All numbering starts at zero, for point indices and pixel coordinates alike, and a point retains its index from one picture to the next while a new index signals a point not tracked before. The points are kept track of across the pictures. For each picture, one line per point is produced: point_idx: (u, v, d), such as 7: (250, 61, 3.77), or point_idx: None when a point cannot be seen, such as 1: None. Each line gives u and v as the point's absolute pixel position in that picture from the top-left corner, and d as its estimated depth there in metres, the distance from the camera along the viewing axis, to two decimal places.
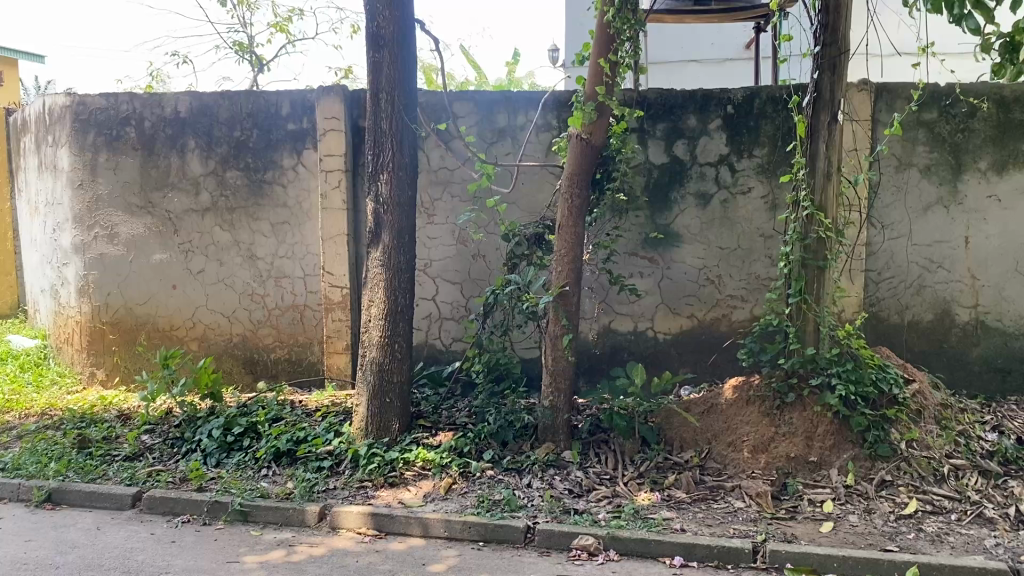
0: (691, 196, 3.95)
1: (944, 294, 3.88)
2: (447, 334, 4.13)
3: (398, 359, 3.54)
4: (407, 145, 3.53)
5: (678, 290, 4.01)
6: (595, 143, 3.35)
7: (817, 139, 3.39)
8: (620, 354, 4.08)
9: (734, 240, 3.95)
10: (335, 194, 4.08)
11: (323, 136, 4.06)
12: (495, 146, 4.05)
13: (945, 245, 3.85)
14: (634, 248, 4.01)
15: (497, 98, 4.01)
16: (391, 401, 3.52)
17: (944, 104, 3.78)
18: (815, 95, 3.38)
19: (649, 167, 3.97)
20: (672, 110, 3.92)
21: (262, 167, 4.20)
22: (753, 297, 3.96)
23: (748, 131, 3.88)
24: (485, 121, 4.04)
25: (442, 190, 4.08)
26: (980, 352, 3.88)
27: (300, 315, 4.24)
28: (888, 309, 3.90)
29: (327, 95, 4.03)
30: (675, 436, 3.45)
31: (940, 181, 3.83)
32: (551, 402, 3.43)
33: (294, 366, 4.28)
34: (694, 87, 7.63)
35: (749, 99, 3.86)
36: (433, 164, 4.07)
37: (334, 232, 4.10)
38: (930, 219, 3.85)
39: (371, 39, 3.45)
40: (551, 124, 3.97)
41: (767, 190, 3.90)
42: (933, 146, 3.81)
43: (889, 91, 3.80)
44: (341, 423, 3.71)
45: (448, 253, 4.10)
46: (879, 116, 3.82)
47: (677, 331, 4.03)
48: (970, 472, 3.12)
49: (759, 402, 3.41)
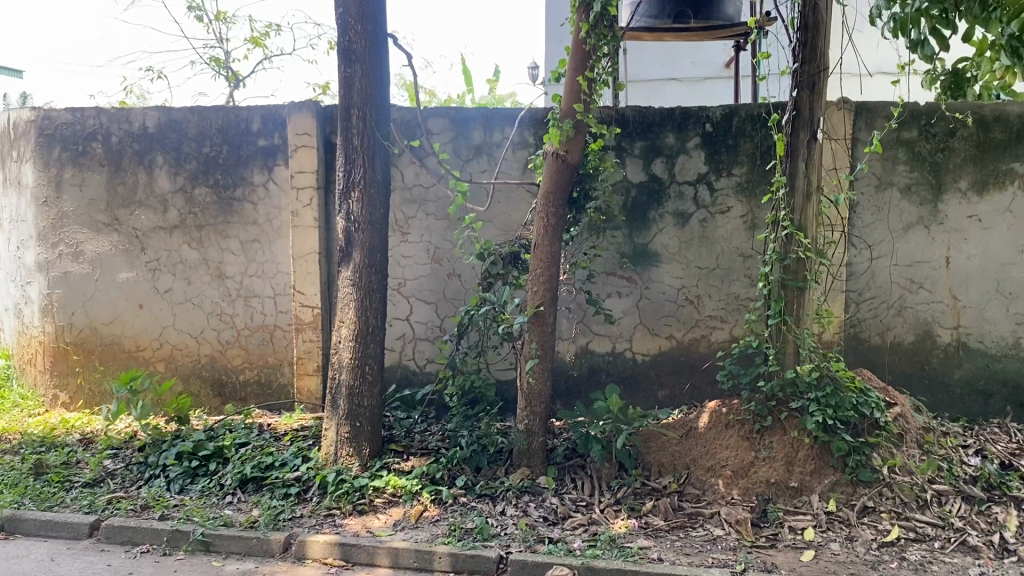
0: (670, 215, 3.89)
1: (925, 315, 3.82)
2: (421, 355, 4.03)
3: (369, 382, 3.44)
4: (380, 162, 3.45)
5: (657, 311, 3.94)
6: (572, 161, 3.28)
7: (796, 157, 3.34)
8: (598, 375, 3.99)
9: (713, 260, 3.89)
10: (306, 212, 3.99)
11: (295, 153, 3.97)
12: (471, 163, 3.97)
13: (926, 265, 3.81)
14: (612, 267, 3.94)
15: (474, 115, 3.94)
16: (362, 425, 3.42)
17: (924, 123, 3.74)
18: (794, 113, 3.34)
19: (627, 186, 3.91)
20: (651, 128, 3.86)
21: (232, 184, 4.11)
22: (733, 317, 3.90)
23: (727, 150, 3.83)
24: (461, 137, 3.96)
25: (417, 208, 4.00)
26: (962, 374, 3.83)
27: (270, 335, 4.13)
28: (868, 330, 3.85)
29: (299, 110, 3.94)
30: (653, 461, 3.36)
31: (920, 201, 3.79)
32: (525, 426, 3.34)
33: (264, 388, 4.17)
34: (673, 104, 7.61)
35: (728, 117, 3.81)
36: (408, 182, 3.98)
37: (305, 251, 4.00)
38: (911, 238, 3.80)
39: (343, 53, 3.38)
40: (528, 141, 3.91)
41: (746, 209, 3.85)
42: (912, 166, 3.77)
43: (869, 110, 3.77)
44: (310, 448, 3.60)
45: (423, 272, 4.01)
46: (858, 135, 3.77)
47: (656, 352, 3.95)
48: (953, 498, 3.05)
49: (738, 426, 3.32)
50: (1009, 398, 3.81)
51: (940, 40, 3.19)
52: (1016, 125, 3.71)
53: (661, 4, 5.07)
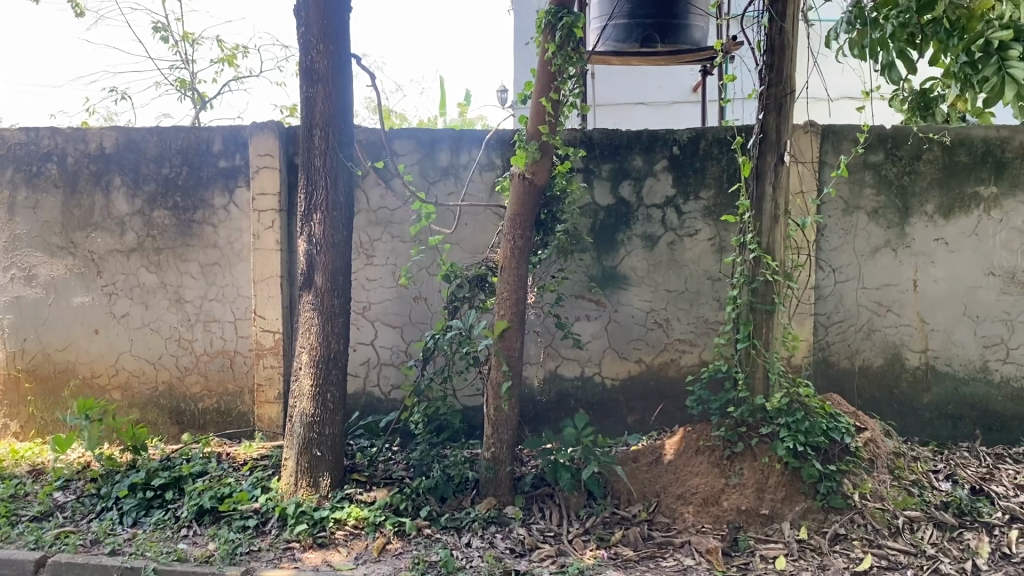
0: (638, 238, 3.85)
1: (894, 338, 3.81)
2: (386, 381, 3.94)
3: (331, 409, 3.35)
4: (342, 184, 3.38)
5: (625, 334, 3.88)
6: (539, 184, 3.23)
7: (764, 180, 3.32)
8: (567, 400, 3.92)
9: (682, 283, 3.85)
10: (268, 235, 3.90)
11: (256, 174, 3.89)
12: (437, 185, 3.91)
13: (894, 288, 3.80)
14: (580, 291, 3.88)
15: (440, 136, 3.89)
16: (323, 454, 3.32)
17: (890, 147, 3.75)
18: (761, 136, 3.33)
19: (595, 208, 3.86)
20: (618, 150, 3.83)
21: (192, 206, 4.01)
22: (702, 341, 3.85)
23: (695, 172, 3.80)
24: (427, 159, 3.90)
25: (382, 230, 3.92)
26: (931, 398, 3.81)
27: (230, 361, 4.02)
28: (838, 353, 3.82)
29: (261, 131, 3.87)
30: (622, 489, 3.29)
31: (887, 224, 3.78)
32: (492, 454, 3.26)
33: (223, 416, 4.05)
34: (641, 127, 7.61)
35: (695, 140, 3.79)
36: (373, 204, 3.91)
37: (266, 274, 3.91)
38: (879, 261, 3.79)
39: (305, 73, 3.31)
40: (495, 163, 3.86)
41: (715, 232, 3.82)
42: (879, 189, 3.77)
43: (835, 133, 3.76)
44: (270, 478, 3.49)
45: (388, 296, 3.93)
46: (825, 158, 3.76)
47: (625, 377, 3.90)
48: (925, 525, 3.01)
49: (709, 452, 3.28)
50: (977, 421, 3.80)
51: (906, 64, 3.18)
52: (981, 149, 3.73)
53: (628, 27, 5.06)
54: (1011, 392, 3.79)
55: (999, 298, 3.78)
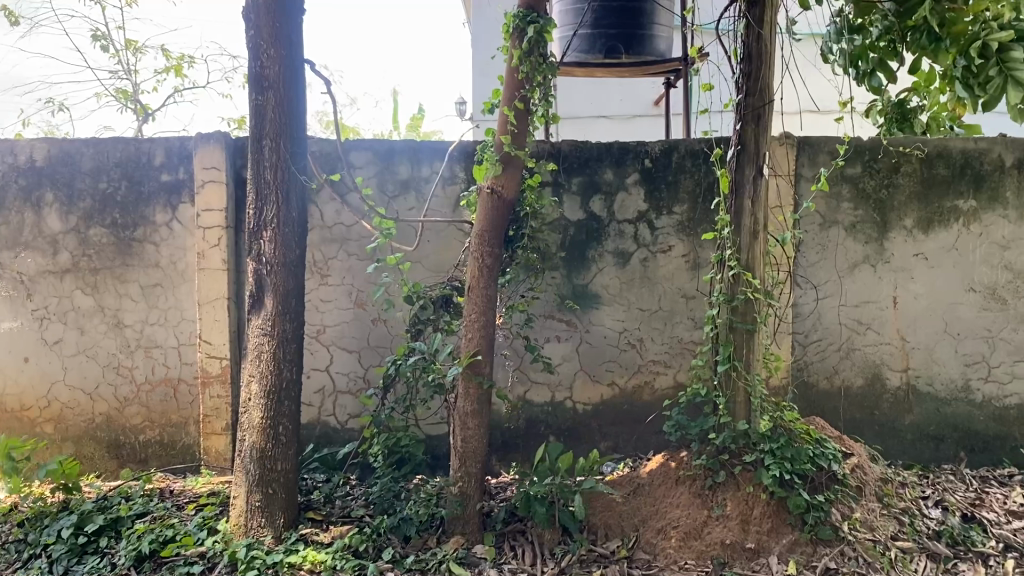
0: (609, 255, 3.67)
1: (874, 358, 3.67)
2: (343, 410, 3.70)
3: (283, 443, 3.09)
4: (295, 199, 3.14)
5: (597, 356, 3.69)
6: (507, 199, 3.03)
7: (742, 194, 3.15)
8: (537, 427, 3.70)
9: (655, 302, 3.68)
10: (214, 254, 3.63)
11: (201, 189, 3.63)
12: (396, 200, 3.68)
13: (874, 305, 3.66)
14: (550, 310, 3.67)
15: (399, 148, 3.67)
16: (275, 492, 3.06)
17: (868, 160, 3.63)
18: (739, 148, 3.17)
19: (564, 224, 3.66)
20: (588, 163, 3.65)
21: (131, 223, 3.72)
22: (677, 362, 3.68)
23: (667, 186, 3.64)
24: (386, 172, 3.67)
25: (337, 248, 3.68)
26: (912, 419, 3.68)
27: (173, 391, 3.74)
28: (817, 374, 3.67)
29: (206, 143, 3.61)
30: (599, 523, 3.06)
31: (866, 239, 3.65)
32: (459, 488, 3.03)
33: (167, 450, 3.76)
34: (609, 139, 7.45)
35: (668, 152, 3.63)
36: (328, 220, 3.66)
37: (213, 296, 3.64)
38: (858, 277, 3.66)
39: (254, 79, 3.07)
40: (458, 177, 3.66)
41: (689, 248, 3.66)
42: (857, 203, 3.64)
43: (812, 145, 3.63)
44: (218, 518, 3.19)
45: (344, 318, 3.69)
46: (802, 171, 3.63)
47: (597, 401, 3.70)
48: (918, 556, 2.86)
49: (689, 482, 3.09)
50: (959, 442, 3.68)
51: (888, 72, 3.15)
52: (959, 161, 3.64)
53: (593, 38, 4.89)
54: (993, 411, 3.69)
55: (979, 315, 3.68)
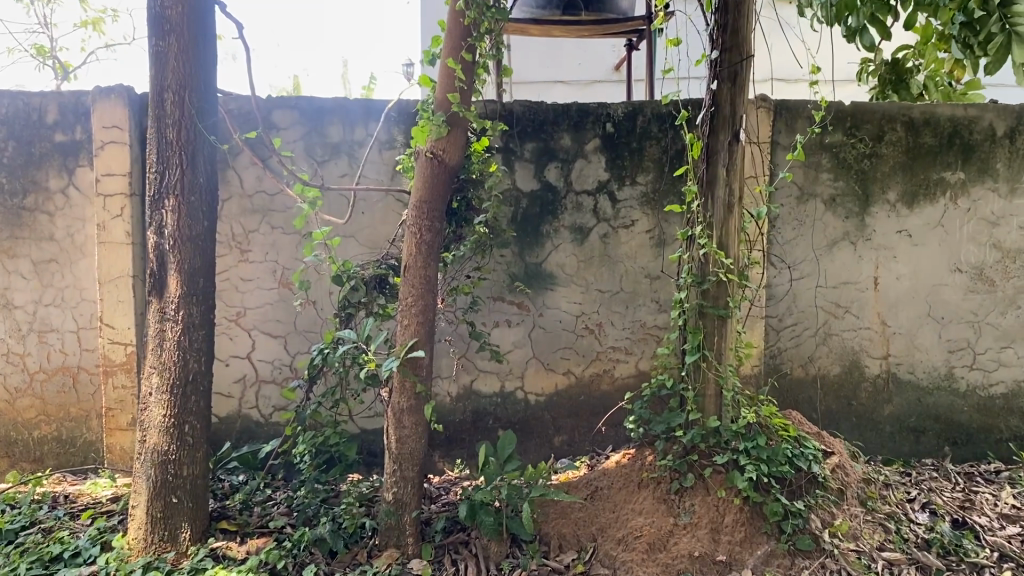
0: (566, 230, 3.30)
1: (853, 344, 3.37)
2: (266, 402, 3.30)
3: (189, 445, 2.68)
4: (202, 163, 2.70)
5: (551, 342, 3.33)
6: (449, 165, 2.64)
7: (715, 162, 2.80)
8: (484, 421, 3.33)
9: (616, 283, 3.33)
10: (117, 226, 3.18)
11: (100, 151, 3.16)
12: (325, 165, 3.26)
13: (852, 287, 3.36)
14: (498, 292, 3.29)
15: (330, 107, 3.24)
16: (180, 501, 2.65)
17: (850, 126, 3.31)
18: (712, 110, 2.81)
19: (516, 195, 3.29)
20: (543, 127, 3.27)
21: (20, 189, 3.24)
22: (639, 349, 3.34)
23: (631, 154, 3.28)
24: (313, 133, 3.25)
25: (260, 219, 3.26)
26: (892, 410, 3.39)
27: (72, 381, 3.29)
28: (790, 361, 3.35)
29: (105, 98, 3.14)
30: (553, 533, 2.68)
31: (846, 214, 3.34)
32: (392, 495, 2.65)
33: (64, 447, 3.31)
34: (565, 102, 6.91)
35: (632, 116, 3.27)
36: (248, 187, 3.24)
37: (115, 273, 3.19)
38: (837, 256, 3.35)
39: (153, 21, 2.61)
40: (396, 140, 3.25)
41: (653, 223, 3.31)
42: (836, 174, 3.32)
43: (789, 109, 3.29)
44: (114, 531, 2.76)
45: (268, 299, 3.28)
46: (778, 138, 3.29)
47: (551, 392, 3.34)
48: (906, 568, 2.55)
49: (653, 485, 2.73)
50: (941, 435, 3.40)
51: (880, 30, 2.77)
52: (948, 129, 3.33)
53: None
54: (977, 402, 3.41)
55: (965, 297, 3.39)
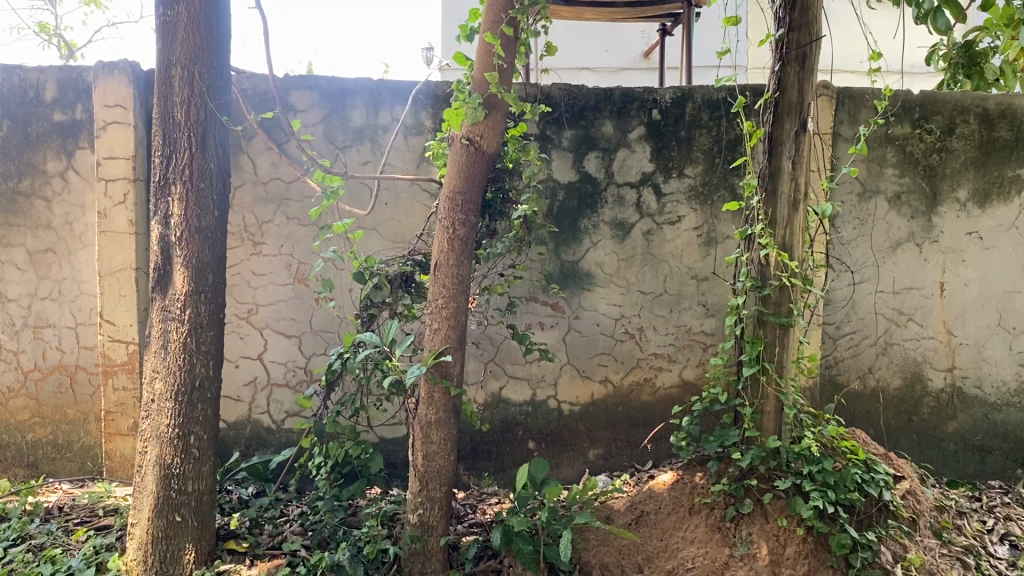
0: (607, 225, 3.04)
1: (916, 355, 3.10)
2: (278, 408, 3.04)
3: (195, 458, 2.42)
4: (214, 146, 2.44)
5: (588, 347, 3.06)
6: (487, 153, 2.37)
7: (779, 153, 2.53)
8: (513, 431, 3.07)
9: (659, 284, 3.06)
10: (119, 214, 2.93)
11: (103, 132, 2.90)
12: (346, 151, 2.99)
13: (917, 293, 3.09)
14: (532, 292, 3.03)
15: (353, 88, 2.98)
16: (184, 519, 2.39)
17: (918, 118, 3.03)
18: (776, 97, 2.54)
19: (553, 187, 3.02)
20: (583, 113, 3.01)
21: (15, 173, 2.98)
22: (683, 356, 3.07)
23: (679, 143, 3.01)
24: (334, 116, 2.98)
25: (275, 209, 3.00)
26: (956, 427, 3.12)
27: (69, 380, 3.05)
28: (848, 372, 3.08)
29: (108, 74, 2.88)
30: (595, 562, 2.41)
31: (911, 213, 3.06)
32: (418, 518, 2.39)
33: (59, 453, 3.06)
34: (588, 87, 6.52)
35: (680, 102, 3.00)
36: (262, 174, 2.98)
37: (117, 265, 2.94)
38: (901, 259, 3.07)
39: None
40: (425, 126, 2.99)
41: (701, 220, 3.04)
42: (902, 169, 3.04)
43: (852, 97, 3.02)
44: (112, 549, 2.51)
45: (282, 296, 3.02)
46: (840, 129, 3.02)
47: (586, 401, 3.08)
48: None
49: (706, 512, 2.47)
50: (1010, 456, 3.13)
51: (956, 11, 2.47)
52: None
53: None
54: None
55: None
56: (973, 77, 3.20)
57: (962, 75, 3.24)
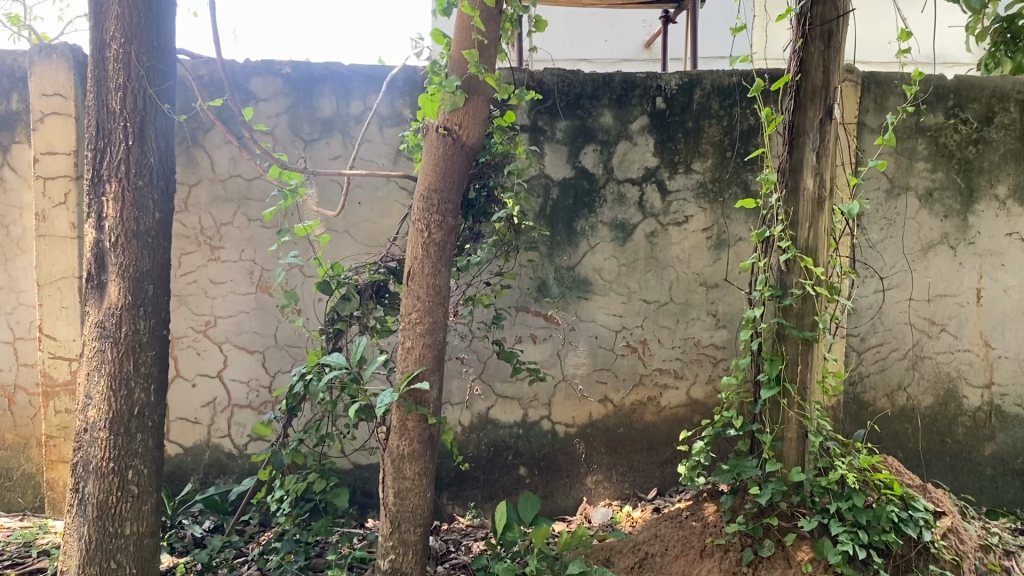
0: (606, 227, 2.73)
1: (949, 370, 2.79)
2: (240, 431, 2.74)
3: (134, 496, 2.11)
4: (155, 139, 2.11)
5: (585, 363, 2.75)
6: (466, 145, 2.06)
7: (801, 145, 2.22)
8: (503, 456, 2.76)
9: (664, 292, 2.75)
10: (59, 216, 2.62)
11: (40, 124, 2.59)
12: (314, 144, 2.68)
13: (950, 300, 2.78)
14: (523, 302, 2.72)
15: (320, 75, 2.67)
16: (120, 568, 2.08)
17: (952, 106, 2.72)
18: (797, 80, 2.22)
19: (545, 184, 2.71)
20: (579, 101, 2.70)
21: None
22: (691, 372, 2.76)
23: (686, 135, 2.71)
24: (300, 106, 2.67)
25: (236, 210, 2.71)
26: (994, 450, 2.81)
27: (7, 402, 2.73)
28: (874, 390, 2.78)
29: (46, 60, 2.57)
30: None
31: (945, 212, 2.75)
32: (389, 565, 2.07)
33: None
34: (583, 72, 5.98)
35: (688, 89, 2.70)
36: (220, 171, 2.69)
37: (57, 273, 2.63)
38: (933, 263, 2.76)
39: None
40: (402, 116, 2.68)
41: (710, 221, 2.73)
42: (934, 163, 2.73)
43: (879, 82, 2.71)
44: None
45: (244, 307, 2.72)
46: (865, 118, 2.71)
47: (584, 422, 2.76)
48: None
49: (719, 555, 2.13)
50: None
51: None
52: None
53: None
54: None
55: None
56: (1015, 59, 2.89)
57: (1000, 55, 2.93)
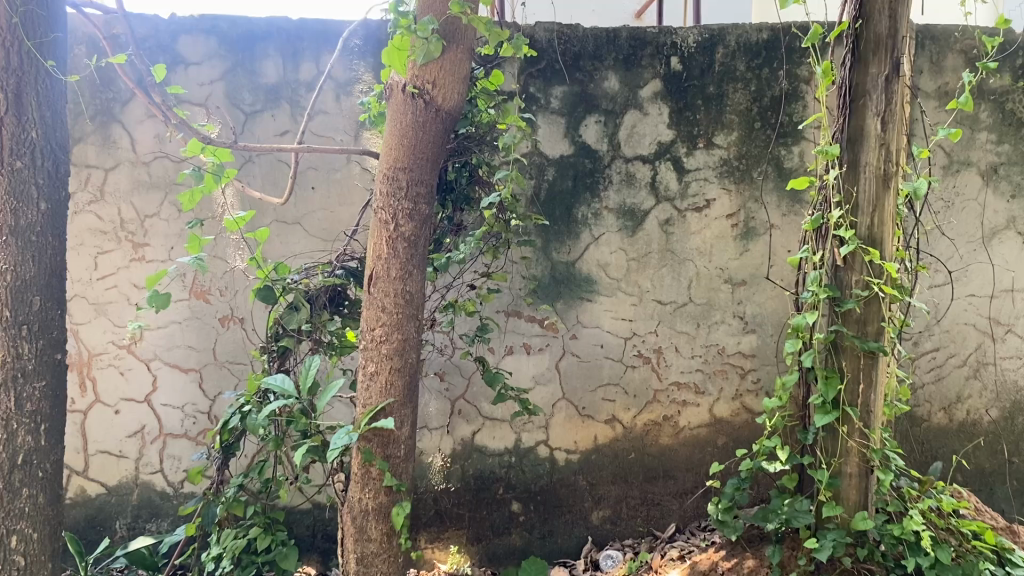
0: (612, 213, 2.27)
1: (1017, 378, 2.36)
2: (174, 465, 2.26)
3: (19, 569, 1.63)
4: (36, 108, 1.63)
5: (588, 377, 2.30)
6: (443, 110, 1.61)
7: (861, 110, 1.76)
8: (492, 490, 2.29)
9: (682, 291, 2.30)
10: None
11: None
12: (256, 117, 2.20)
13: (1017, 296, 2.35)
14: (514, 306, 2.26)
15: (263, 32, 2.20)
16: None
17: (1021, 65, 2.30)
18: (856, 28, 1.76)
19: (540, 164, 2.25)
20: (579, 62, 2.25)
21: None
22: (714, 386, 2.32)
23: (706, 102, 2.26)
24: (239, 70, 2.19)
25: (163, 199, 2.23)
26: None
27: None
28: (929, 404, 2.34)
29: None
30: None
31: (1011, 191, 2.33)
32: None
33: None
34: None
35: (708, 47, 2.25)
36: (143, 151, 2.22)
37: None
38: (998, 252, 2.34)
39: None
40: (363, 80, 2.21)
41: (736, 205, 2.29)
42: (999, 134, 2.31)
43: (936, 37, 2.27)
44: None
45: (175, 316, 2.25)
46: (919, 80, 2.27)
47: (588, 448, 2.31)
48: None
49: None
50: None
51: None
52: None
53: None
54: None
55: None
56: None
57: None
